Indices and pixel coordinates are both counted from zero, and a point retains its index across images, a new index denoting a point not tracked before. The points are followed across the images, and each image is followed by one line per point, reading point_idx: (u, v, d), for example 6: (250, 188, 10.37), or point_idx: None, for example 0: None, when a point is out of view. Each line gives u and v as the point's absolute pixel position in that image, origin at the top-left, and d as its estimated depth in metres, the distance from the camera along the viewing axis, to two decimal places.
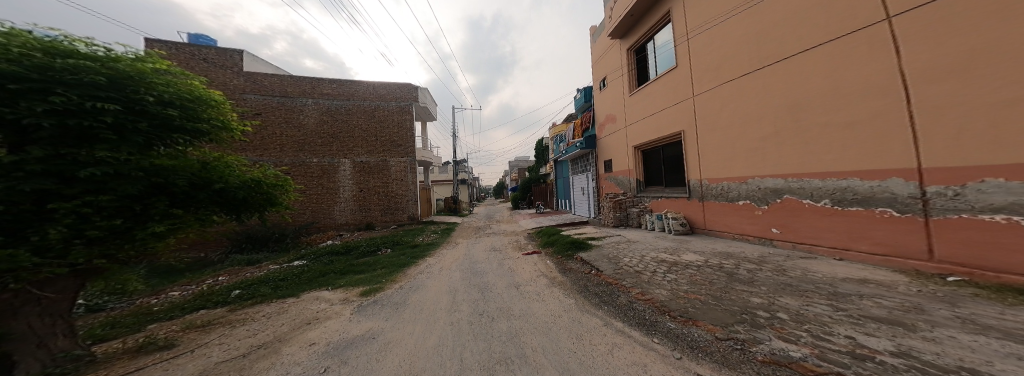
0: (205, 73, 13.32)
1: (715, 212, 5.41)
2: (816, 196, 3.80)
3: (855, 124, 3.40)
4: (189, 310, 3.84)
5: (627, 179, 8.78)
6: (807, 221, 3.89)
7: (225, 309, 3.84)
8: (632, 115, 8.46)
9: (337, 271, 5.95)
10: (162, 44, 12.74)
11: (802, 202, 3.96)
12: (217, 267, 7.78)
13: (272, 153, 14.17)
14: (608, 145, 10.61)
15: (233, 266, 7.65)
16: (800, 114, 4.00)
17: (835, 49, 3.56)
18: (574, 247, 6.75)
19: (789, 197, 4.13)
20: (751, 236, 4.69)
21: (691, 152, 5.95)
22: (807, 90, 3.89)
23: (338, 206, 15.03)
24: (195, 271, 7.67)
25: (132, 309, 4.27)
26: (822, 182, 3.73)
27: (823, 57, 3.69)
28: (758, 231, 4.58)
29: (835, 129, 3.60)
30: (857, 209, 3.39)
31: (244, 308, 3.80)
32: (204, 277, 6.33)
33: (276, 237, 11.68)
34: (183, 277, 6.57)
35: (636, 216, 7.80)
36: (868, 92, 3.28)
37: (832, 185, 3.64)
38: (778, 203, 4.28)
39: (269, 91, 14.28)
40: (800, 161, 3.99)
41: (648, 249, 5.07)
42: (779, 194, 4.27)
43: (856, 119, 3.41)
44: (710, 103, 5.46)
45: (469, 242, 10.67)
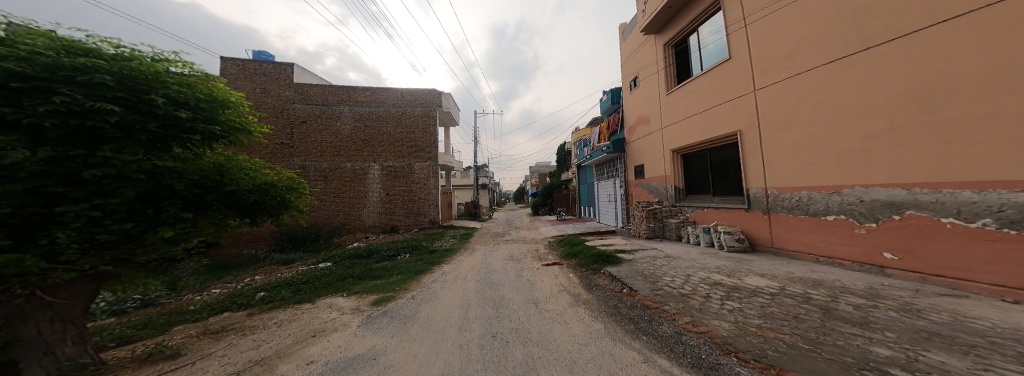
0: (262, 85, 14.64)
1: (788, 227, 4.40)
2: (967, 213, 2.61)
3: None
4: (215, 312, 3.84)
5: (663, 186, 7.96)
6: (949, 246, 2.70)
7: (244, 312, 3.79)
8: (672, 117, 7.65)
9: (354, 275, 5.83)
10: (225, 60, 14.21)
11: (938, 221, 2.78)
12: (257, 265, 8.17)
13: (312, 158, 15.09)
14: (640, 150, 9.81)
15: (268, 264, 7.98)
16: (928, 103, 2.91)
17: (986, 10, 2.53)
18: (602, 260, 6.09)
19: (914, 212, 2.98)
20: (846, 262, 3.58)
21: (753, 157, 5.06)
22: (939, 70, 2.82)
23: (366, 209, 15.54)
24: (236, 268, 8.11)
25: (169, 306, 4.40)
26: (978, 194, 2.55)
27: (967, 22, 2.65)
28: (860, 255, 3.45)
29: (997, 120, 2.47)
30: None
31: (261, 313, 3.71)
32: (244, 275, 6.59)
33: (312, 237, 12.26)
34: (231, 274, 6.96)
35: (674, 227, 6.95)
36: None
37: (999, 199, 2.43)
38: (896, 220, 3.12)
39: (312, 100, 15.31)
40: (932, 167, 2.86)
41: (693, 268, 4.31)
42: (896, 208, 3.13)
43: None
44: (778, 100, 4.59)
45: (488, 248, 10.31)
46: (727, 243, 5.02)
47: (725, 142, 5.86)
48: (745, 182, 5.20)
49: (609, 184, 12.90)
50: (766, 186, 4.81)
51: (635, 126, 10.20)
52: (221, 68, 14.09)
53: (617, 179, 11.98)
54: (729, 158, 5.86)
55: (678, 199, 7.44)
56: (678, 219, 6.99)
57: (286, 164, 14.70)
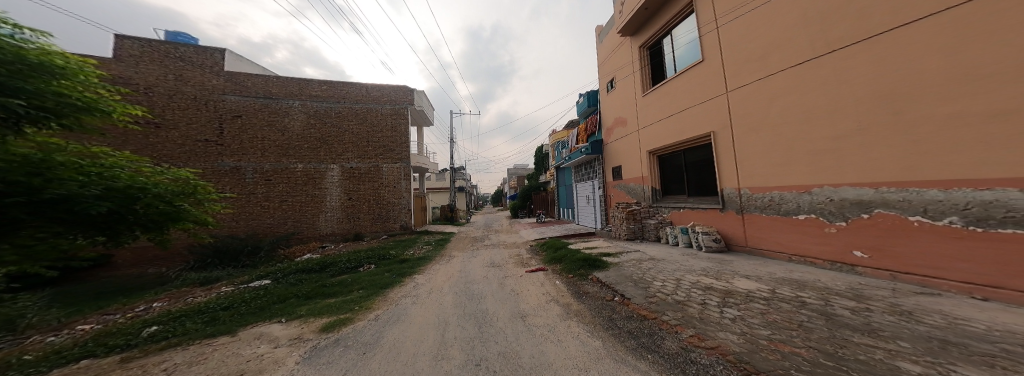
0: (179, 72, 12.48)
1: (760, 227, 4.57)
2: (934, 212, 2.76)
3: (990, 116, 2.46)
4: (65, 360, 2.85)
5: (641, 186, 8.15)
6: (916, 245, 2.87)
7: (117, 357, 2.95)
8: (648, 118, 7.83)
9: (303, 295, 4.97)
10: (125, 39, 11.94)
11: (906, 219, 2.95)
12: (167, 287, 6.74)
13: (251, 157, 13.19)
14: (617, 151, 9.97)
15: (181, 287, 6.63)
16: (892, 106, 3.11)
17: (946, 19, 2.72)
18: (588, 265, 5.95)
19: (882, 211, 3.16)
20: (819, 260, 3.74)
21: (727, 157, 5.21)
22: (903, 75, 3.02)
23: (324, 215, 13.98)
24: (141, 292, 6.65)
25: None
26: (944, 193, 2.70)
27: (928, 30, 2.83)
28: (831, 254, 3.62)
29: (956, 123, 2.66)
30: (1010, 231, 2.31)
31: (141, 356, 2.92)
32: (137, 303, 5.60)
33: (248, 251, 10.83)
34: (110, 305, 5.59)
35: (653, 228, 7.12)
36: (1008, 71, 2.37)
37: (965, 198, 2.58)
38: (865, 219, 3.30)
39: (252, 92, 13.41)
40: (896, 166, 3.05)
41: (679, 271, 4.29)
42: (865, 208, 3.30)
43: (989, 109, 2.47)
44: (750, 100, 4.77)
45: (466, 255, 9.75)
46: (706, 244, 5.13)
47: (700, 143, 6.05)
48: (719, 182, 5.35)
49: (587, 186, 13.06)
50: (740, 185, 4.94)
51: (612, 127, 10.38)
52: (122, 50, 11.82)
53: (594, 181, 12.13)
54: (704, 159, 6.05)
55: (655, 200, 7.66)
56: (656, 220, 7.17)
57: (215, 165, 12.62)
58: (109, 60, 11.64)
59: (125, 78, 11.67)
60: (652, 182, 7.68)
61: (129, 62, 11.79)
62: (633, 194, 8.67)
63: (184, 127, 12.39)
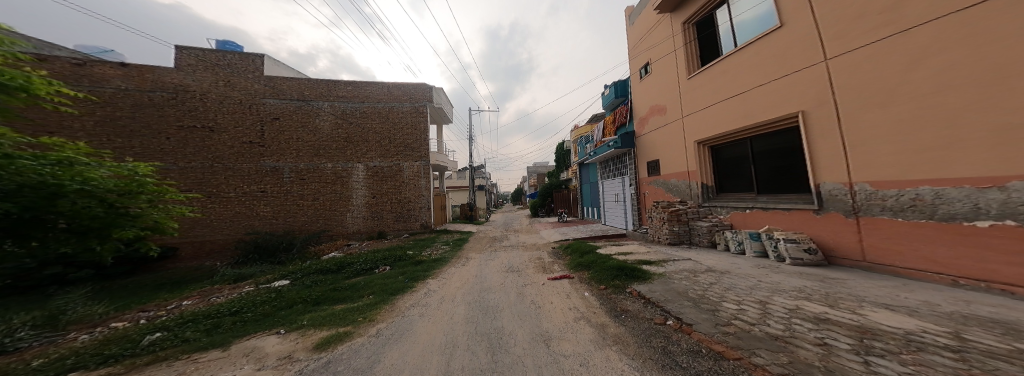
0: (227, 78, 13.34)
1: (896, 236, 3.20)
2: None
3: None
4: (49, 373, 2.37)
5: (687, 183, 6.98)
6: None
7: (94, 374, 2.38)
8: (698, 102, 6.58)
9: (312, 300, 4.57)
10: (184, 50, 13.09)
11: None
12: (203, 283, 6.91)
13: (288, 158, 13.78)
14: (654, 143, 8.74)
15: (216, 283, 6.70)
16: None
17: None
18: (625, 274, 5.01)
19: None
20: (1017, 289, 2.36)
21: (824, 144, 3.93)
22: None
23: (350, 213, 14.24)
24: (177, 288, 6.90)
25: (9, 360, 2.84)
26: None
27: None
28: None
29: None
30: None
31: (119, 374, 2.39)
32: (170, 301, 5.47)
33: (284, 247, 11.48)
34: (152, 300, 5.74)
35: (705, 232, 5.96)
36: None
37: None
38: None
39: (287, 95, 14.03)
40: None
41: (760, 290, 3.20)
42: None
43: None
44: (865, 67, 3.45)
45: (483, 256, 9.15)
46: (793, 255, 3.94)
47: (774, 128, 4.81)
48: (811, 176, 4.09)
49: (616, 184, 11.91)
50: (850, 180, 3.65)
51: (646, 116, 9.19)
52: (180, 59, 12.98)
53: (625, 177, 11.00)
54: (781, 147, 4.82)
55: (707, 198, 6.46)
56: (708, 223, 6.00)
57: (258, 166, 13.32)
58: (171, 71, 12.77)
59: (184, 86, 12.74)
60: (702, 177, 6.49)
61: (187, 71, 12.89)
62: (676, 192, 7.49)
63: (233, 130, 13.21)
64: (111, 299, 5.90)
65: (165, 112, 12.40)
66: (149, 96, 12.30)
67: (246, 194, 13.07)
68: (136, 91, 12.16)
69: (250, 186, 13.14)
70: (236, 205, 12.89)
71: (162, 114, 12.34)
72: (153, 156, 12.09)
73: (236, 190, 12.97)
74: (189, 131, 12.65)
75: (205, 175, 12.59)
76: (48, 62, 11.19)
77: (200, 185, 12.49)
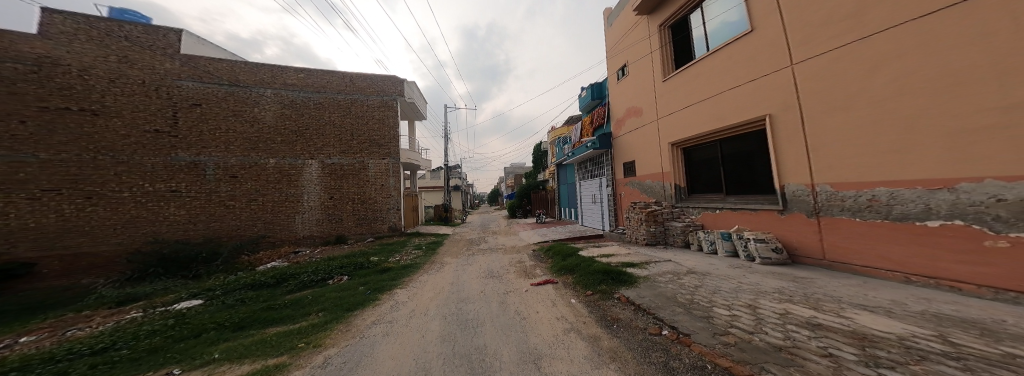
0: (124, 52, 11.03)
1: (855, 236, 3.57)
2: None
3: None
4: None
5: (660, 184, 7.64)
6: None
7: None
8: (676, 105, 7.03)
9: (226, 328, 4.03)
10: (58, 14, 10.50)
11: None
12: (61, 312, 5.74)
13: (212, 151, 11.79)
14: (631, 143, 9.47)
15: (92, 309, 5.69)
16: None
17: None
18: (612, 279, 5.13)
19: None
20: (965, 285, 2.68)
21: (789, 146, 4.34)
22: None
23: (301, 216, 12.70)
24: (27, 319, 5.60)
25: None
26: None
27: None
28: (986, 278, 2.56)
29: None
30: None
31: None
32: (4, 337, 4.41)
33: (201, 258, 9.88)
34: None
35: (679, 232, 6.33)
36: None
37: None
38: None
39: (213, 78, 12.09)
40: None
41: (745, 292, 3.23)
42: None
43: None
44: (827, 75, 3.85)
45: (460, 261, 8.65)
46: (763, 254, 4.11)
47: (744, 131, 5.24)
48: (777, 178, 4.50)
49: (593, 185, 12.53)
50: (813, 182, 4.04)
51: (627, 117, 9.77)
52: (56, 27, 10.38)
53: (601, 178, 11.78)
54: (751, 152, 5.28)
55: (680, 199, 6.98)
56: (681, 224, 6.39)
57: (167, 159, 11.23)
58: (33, 38, 10.16)
59: (53, 58, 10.18)
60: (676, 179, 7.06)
61: (59, 40, 10.29)
62: (653, 193, 8.05)
63: (128, 115, 10.89)
64: None
65: (17, 88, 9.71)
66: None
67: (148, 193, 10.90)
68: None
69: (157, 184, 11.01)
70: (130, 209, 10.64)
71: (13, 90, 9.60)
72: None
73: (133, 188, 10.71)
74: (56, 114, 10.03)
75: (82, 171, 10.12)
76: None
77: (74, 184, 10.01)
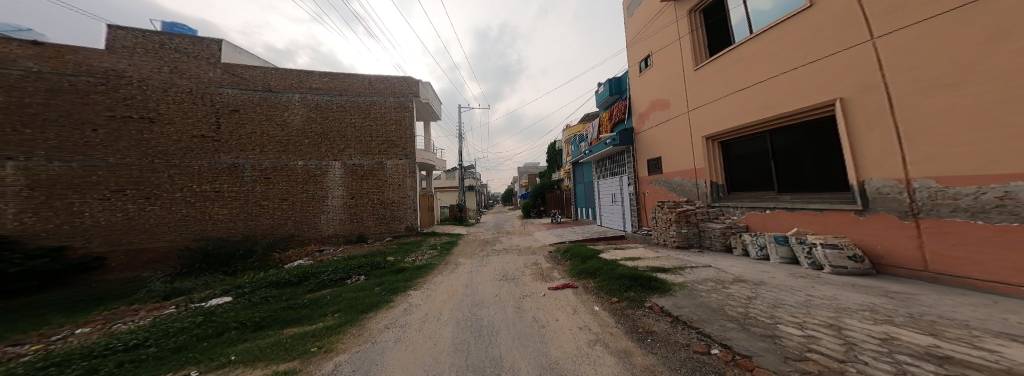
0: (174, 63, 11.92)
1: (971, 242, 2.87)
2: None
3: None
4: None
5: (693, 181, 6.97)
6: None
7: None
8: (710, 95, 6.38)
9: (247, 327, 3.91)
10: (119, 30, 11.54)
11: None
12: (118, 304, 6.09)
13: (248, 154, 12.41)
14: (658, 138, 8.77)
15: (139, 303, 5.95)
16: None
17: None
18: (640, 285, 4.56)
19: None
20: None
21: (870, 135, 3.68)
22: None
23: (325, 215, 13.09)
24: (86, 311, 5.97)
25: None
26: None
27: None
28: None
29: None
30: None
31: None
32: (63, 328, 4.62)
33: (240, 254, 10.37)
34: (41, 327, 4.80)
35: (719, 234, 5.68)
36: None
37: None
38: None
39: (249, 85, 12.79)
40: None
41: (818, 308, 2.61)
42: None
43: None
44: (923, 45, 3.17)
45: (475, 262, 8.38)
46: (834, 262, 3.39)
47: (800, 119, 4.58)
48: (852, 174, 3.87)
49: (615, 184, 11.90)
50: (907, 176, 3.34)
51: (651, 111, 9.14)
52: (116, 41, 11.41)
53: (623, 177, 11.16)
54: (809, 142, 4.61)
55: (718, 198, 6.33)
56: (720, 225, 5.74)
57: (210, 162, 11.88)
58: (100, 52, 11.15)
59: (117, 71, 11.13)
60: (709, 176, 6.44)
61: (121, 54, 11.31)
62: (682, 192, 7.41)
63: (179, 121, 11.78)
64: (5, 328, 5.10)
65: (90, 99, 10.63)
66: (71, 81, 10.53)
67: (194, 193, 11.68)
68: (52, 74, 10.34)
69: (202, 185, 11.75)
70: (181, 208, 11.49)
71: (86, 100, 10.58)
72: (74, 150, 10.34)
73: (183, 190, 11.59)
74: (122, 122, 11.02)
75: (142, 172, 11.08)
76: None
77: (137, 185, 10.97)
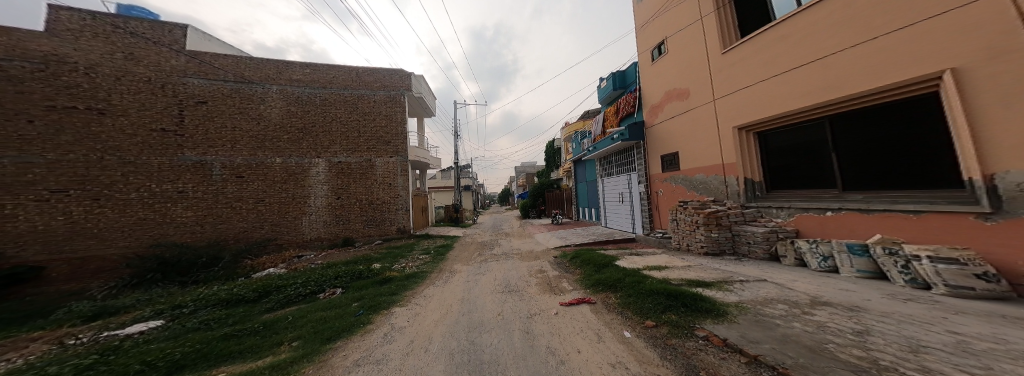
0: (132, 49, 10.64)
1: None
2: None
3: None
4: None
5: (723, 179, 6.36)
6: None
7: None
8: (750, 77, 5.68)
9: (158, 370, 3.06)
10: (68, 10, 10.22)
11: None
12: (44, 329, 5.02)
13: (218, 151, 11.25)
14: (675, 132, 8.04)
15: (55, 327, 4.92)
16: None
17: None
18: (686, 306, 3.71)
19: None
20: None
21: (996, 114, 2.97)
22: None
23: (307, 217, 11.94)
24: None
25: None
26: None
27: None
28: None
29: None
30: None
31: None
32: None
33: (205, 263, 9.21)
34: None
35: (760, 239, 5.03)
36: None
37: None
38: None
39: (219, 75, 11.59)
40: None
41: (995, 358, 1.73)
42: None
43: None
44: None
45: (473, 269, 7.43)
46: (952, 281, 2.65)
47: (884, 98, 3.88)
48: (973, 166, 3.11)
49: (622, 183, 11.17)
50: None
51: (665, 102, 8.43)
52: (63, 21, 10.07)
53: (631, 174, 10.41)
54: (878, 132, 4.13)
55: (755, 197, 5.87)
56: (761, 229, 5.12)
57: (173, 160, 10.75)
58: (38, 34, 9.78)
59: (59, 55, 9.78)
60: (740, 172, 5.97)
61: (64, 37, 9.93)
62: (706, 190, 6.90)
63: (134, 114, 10.46)
64: None
65: (25, 87, 9.32)
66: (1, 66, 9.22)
67: (155, 195, 10.47)
68: None
69: (162, 185, 10.56)
70: (138, 210, 10.24)
71: (20, 88, 9.27)
72: (7, 145, 9.04)
73: (140, 190, 10.29)
74: (64, 113, 9.66)
75: (89, 171, 9.73)
76: None
77: (82, 185, 9.61)
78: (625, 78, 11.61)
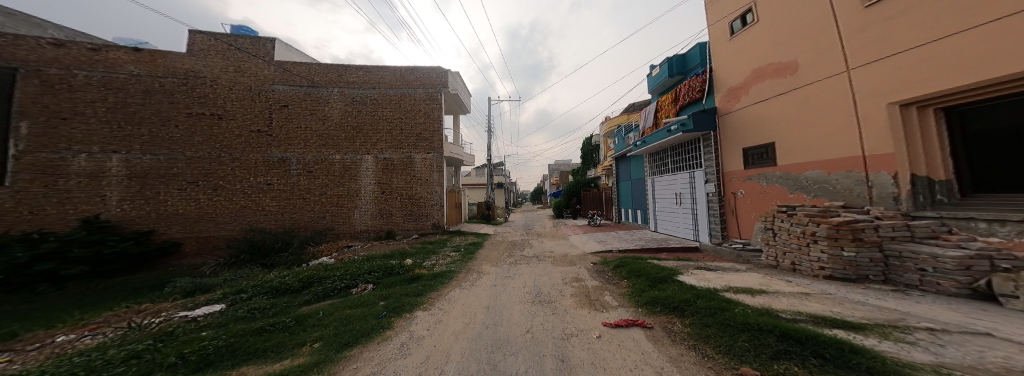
0: (239, 62, 12.67)
1: None
2: None
3: None
4: None
5: (871, 176, 4.52)
6: None
7: None
8: (925, 32, 3.84)
9: (187, 366, 2.92)
10: (199, 33, 12.59)
11: None
12: (155, 298, 5.99)
13: (295, 148, 12.80)
14: (774, 118, 6.16)
15: (164, 299, 5.75)
16: None
17: None
18: (812, 355, 2.40)
19: None
20: None
21: None
22: None
23: (358, 210, 12.87)
24: (126, 300, 6.19)
25: None
26: None
27: None
28: None
29: None
30: None
31: None
32: (72, 327, 4.44)
33: (279, 247, 10.52)
34: (65, 322, 4.75)
35: (951, 267, 3.33)
36: None
37: None
38: None
39: (296, 81, 13.13)
40: None
41: None
42: None
43: None
44: None
45: (501, 272, 6.76)
46: None
47: None
48: None
49: (680, 180, 9.28)
50: None
51: (754, 82, 6.61)
52: (195, 43, 12.47)
53: (693, 171, 8.55)
54: None
55: (934, 203, 3.99)
56: (952, 251, 3.42)
57: (264, 156, 12.46)
58: (183, 56, 12.23)
59: (195, 72, 12.16)
60: (899, 167, 4.17)
61: (199, 55, 12.30)
62: (825, 191, 5.16)
63: (240, 117, 12.45)
64: (32, 320, 5.03)
65: (174, 98, 11.81)
66: (161, 82, 11.76)
67: (251, 186, 12.26)
68: (148, 76, 11.66)
69: (257, 178, 12.32)
70: (240, 199, 12.12)
71: (171, 100, 11.77)
72: (161, 144, 11.52)
73: (242, 182, 12.18)
74: (197, 119, 11.99)
75: (210, 165, 11.90)
76: (66, 47, 10.88)
77: (207, 177, 11.82)
78: (685, 63, 9.78)
